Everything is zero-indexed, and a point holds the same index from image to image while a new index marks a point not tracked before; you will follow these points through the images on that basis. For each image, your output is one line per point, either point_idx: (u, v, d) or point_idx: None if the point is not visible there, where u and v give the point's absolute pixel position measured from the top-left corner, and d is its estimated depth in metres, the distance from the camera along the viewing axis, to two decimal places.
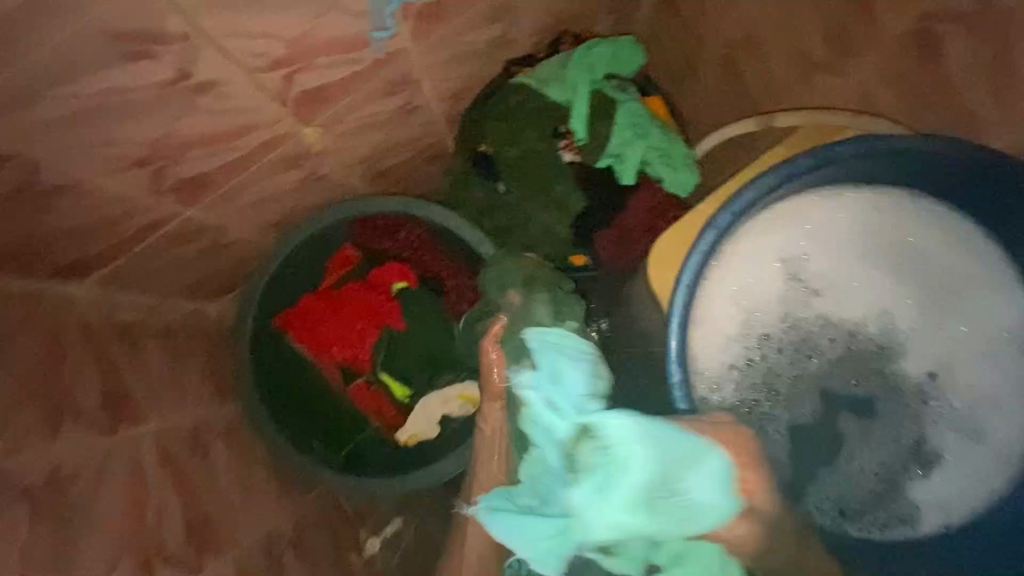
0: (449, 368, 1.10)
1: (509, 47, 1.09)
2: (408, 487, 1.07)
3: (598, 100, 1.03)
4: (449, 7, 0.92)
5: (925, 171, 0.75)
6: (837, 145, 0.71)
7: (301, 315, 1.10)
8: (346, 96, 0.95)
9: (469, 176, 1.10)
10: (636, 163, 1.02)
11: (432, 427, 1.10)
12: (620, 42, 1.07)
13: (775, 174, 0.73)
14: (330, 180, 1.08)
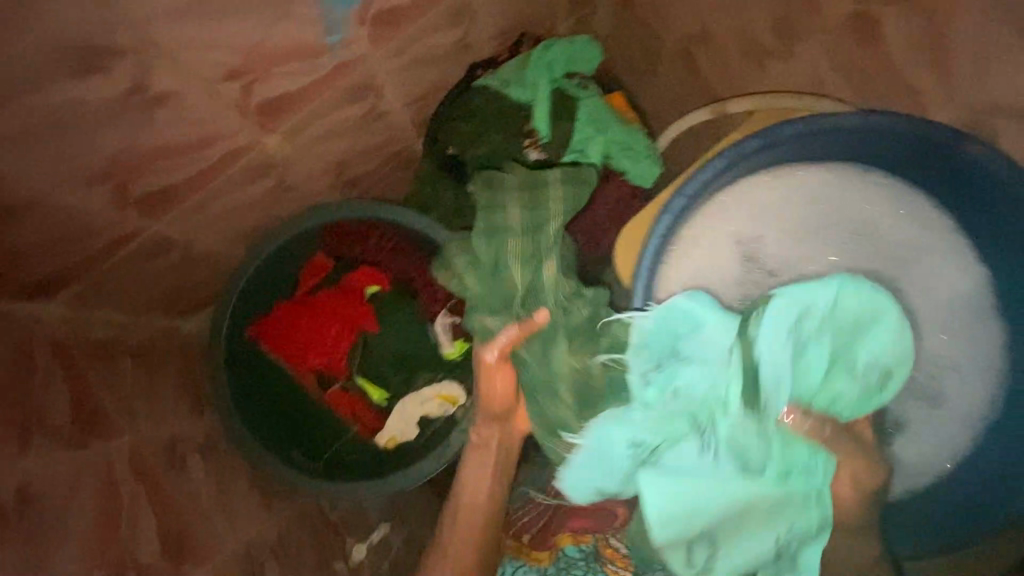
0: (425, 369, 1.11)
1: (469, 50, 1.08)
2: (386, 490, 1.05)
3: (558, 99, 1.04)
4: (404, 11, 0.92)
5: (873, 148, 0.73)
6: (783, 125, 0.70)
7: (276, 324, 1.11)
8: (310, 104, 0.94)
9: (438, 179, 1.10)
10: (599, 158, 1.01)
11: (411, 428, 1.10)
12: (576, 40, 1.07)
13: (725, 156, 0.71)
14: (298, 191, 1.09)
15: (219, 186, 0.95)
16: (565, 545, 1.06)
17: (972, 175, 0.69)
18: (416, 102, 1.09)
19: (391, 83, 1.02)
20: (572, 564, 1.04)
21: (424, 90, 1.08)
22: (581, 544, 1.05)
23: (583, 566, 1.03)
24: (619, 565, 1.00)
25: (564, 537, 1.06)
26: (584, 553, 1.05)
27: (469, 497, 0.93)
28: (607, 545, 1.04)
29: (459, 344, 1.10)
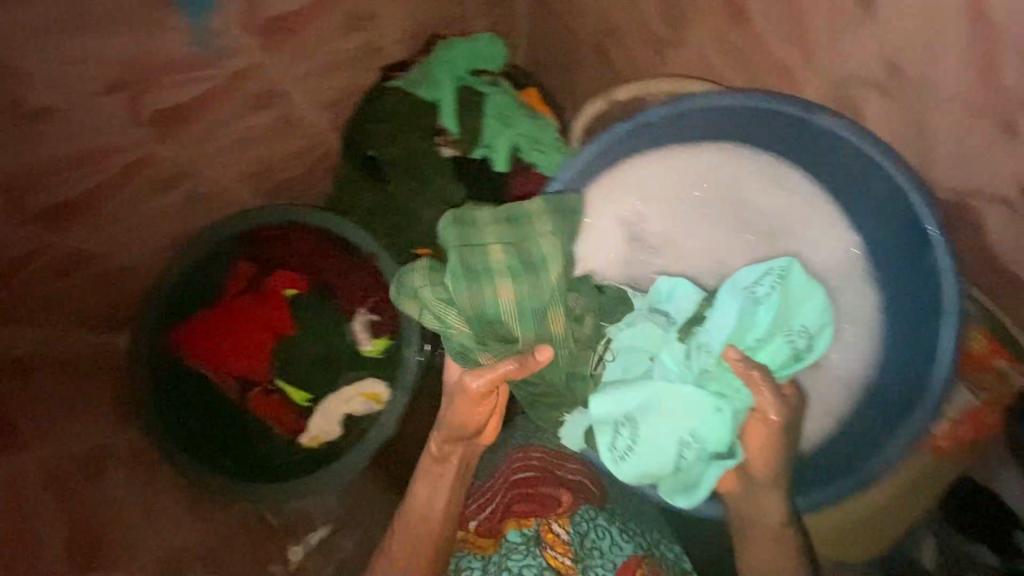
0: (348, 368, 1.13)
1: (380, 55, 1.10)
2: (315, 487, 1.08)
3: (466, 96, 1.06)
4: (298, 19, 0.96)
5: (740, 123, 0.82)
6: (647, 111, 0.80)
7: (195, 332, 1.10)
8: (210, 110, 0.98)
9: (358, 178, 1.11)
10: (509, 152, 1.04)
11: (332, 427, 1.11)
12: (480, 40, 1.10)
13: (601, 141, 0.83)
14: (216, 200, 1.10)
15: (120, 195, 0.98)
16: (509, 531, 0.94)
17: (827, 140, 0.78)
18: (334, 107, 1.12)
19: (300, 90, 1.05)
20: (511, 549, 0.91)
21: (341, 94, 1.10)
22: (524, 528, 0.94)
23: (523, 552, 0.91)
24: (558, 551, 0.91)
25: (510, 521, 0.95)
26: (526, 538, 0.93)
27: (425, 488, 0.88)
28: (548, 530, 0.94)
29: (378, 343, 1.13)
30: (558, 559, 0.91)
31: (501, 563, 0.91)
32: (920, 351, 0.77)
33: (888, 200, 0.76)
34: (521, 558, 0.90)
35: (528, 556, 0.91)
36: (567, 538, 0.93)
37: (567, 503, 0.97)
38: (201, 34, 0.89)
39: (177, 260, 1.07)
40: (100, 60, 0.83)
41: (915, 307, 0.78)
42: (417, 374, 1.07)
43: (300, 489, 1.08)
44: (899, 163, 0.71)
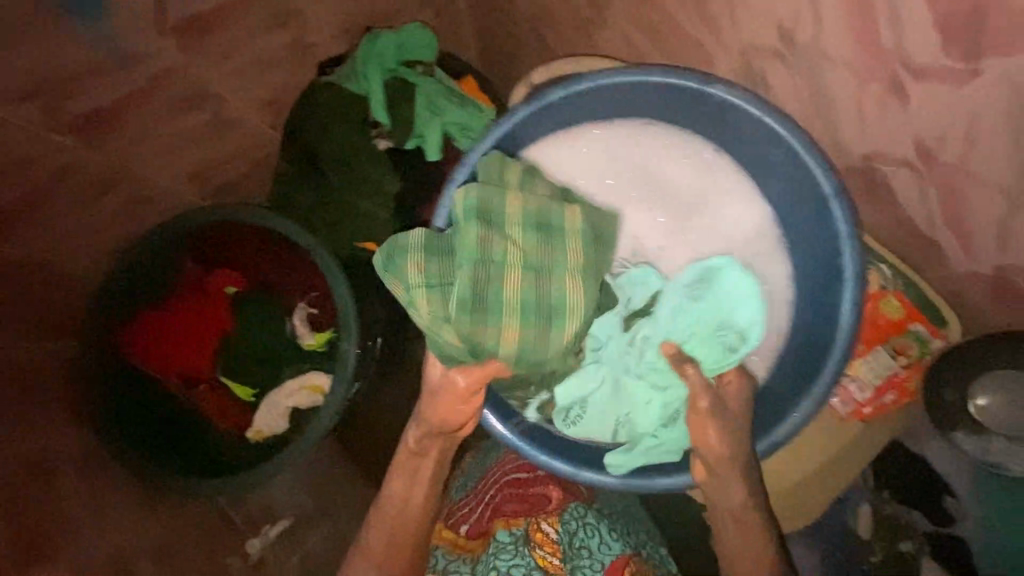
0: (287, 361, 1.23)
1: (313, 52, 1.15)
2: (274, 471, 1.15)
3: (395, 87, 1.15)
4: (210, 19, 1.01)
5: (635, 100, 0.97)
6: (547, 93, 0.94)
7: (142, 332, 1.19)
8: (139, 111, 1.05)
9: (297, 177, 1.18)
10: (439, 138, 1.14)
11: (277, 421, 1.21)
12: (406, 31, 1.17)
13: (506, 121, 0.95)
14: (164, 205, 1.18)
15: (66, 201, 1.07)
16: (498, 531, 0.95)
17: (710, 101, 0.92)
18: (266, 108, 1.16)
19: (230, 90, 1.10)
20: (500, 548, 0.93)
21: (272, 96, 1.15)
22: (512, 528, 0.95)
23: (512, 551, 0.93)
24: (547, 551, 0.93)
25: (499, 522, 0.96)
26: (514, 538, 0.94)
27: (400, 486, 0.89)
28: (538, 530, 0.95)
29: (319, 336, 1.23)
30: (547, 559, 0.92)
31: (488, 562, 0.93)
32: (834, 284, 0.88)
33: (766, 138, 0.90)
34: (510, 558, 0.92)
35: (516, 556, 0.92)
36: (556, 538, 0.94)
37: (558, 501, 0.99)
38: (104, 36, 0.95)
39: (115, 272, 1.13)
40: (9, 68, 0.90)
41: (826, 272, 0.90)
42: (355, 364, 1.13)
43: (257, 476, 1.15)
44: (770, 118, 0.86)
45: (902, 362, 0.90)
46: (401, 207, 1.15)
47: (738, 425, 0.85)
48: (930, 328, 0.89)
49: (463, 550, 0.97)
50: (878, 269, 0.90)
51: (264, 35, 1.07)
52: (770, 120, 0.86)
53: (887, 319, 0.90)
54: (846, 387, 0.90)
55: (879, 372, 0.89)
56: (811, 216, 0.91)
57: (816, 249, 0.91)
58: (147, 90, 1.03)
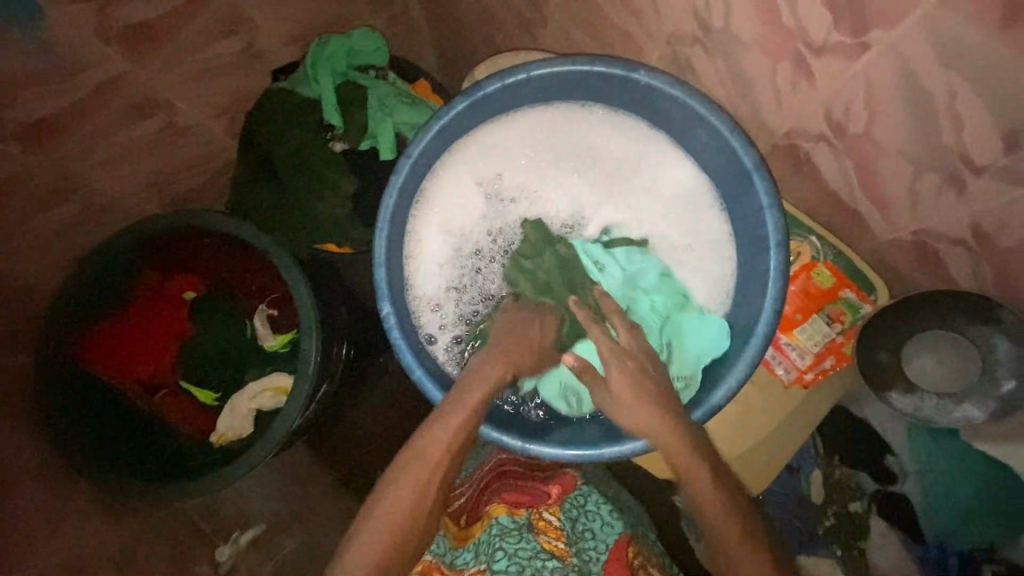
0: (254, 363, 1.04)
1: (267, 59, 1.08)
2: (242, 467, 0.94)
3: (346, 90, 1.04)
4: (160, 26, 0.92)
5: (579, 84, 0.79)
6: (483, 83, 0.76)
7: (95, 342, 1.00)
8: (91, 119, 0.95)
9: (254, 182, 1.06)
10: (392, 141, 1.02)
11: (243, 423, 1.01)
12: (357, 33, 1.07)
13: (437, 117, 0.77)
14: (110, 207, 1.05)
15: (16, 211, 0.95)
16: (499, 516, 0.79)
17: (637, 87, 0.75)
18: (226, 115, 1.09)
19: (183, 96, 1.02)
20: (504, 533, 0.76)
21: (231, 102, 1.08)
22: (516, 515, 0.79)
23: (518, 535, 0.76)
24: (552, 536, 0.77)
25: (496, 506, 0.80)
26: (519, 524, 0.78)
27: (423, 467, 0.63)
28: (540, 517, 0.79)
29: (281, 337, 1.04)
30: (554, 543, 0.76)
31: (492, 543, 0.75)
32: (758, 291, 0.72)
33: (688, 121, 0.75)
34: (518, 541, 0.75)
35: (521, 539, 0.75)
36: (560, 524, 0.79)
37: (557, 492, 0.83)
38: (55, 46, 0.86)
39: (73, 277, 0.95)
40: None
41: (750, 275, 0.76)
42: (319, 362, 0.96)
43: (237, 471, 0.94)
44: (711, 105, 0.70)
45: (837, 330, 0.80)
46: (360, 211, 1.03)
47: (779, 410, 0.84)
48: (860, 292, 0.78)
49: (463, 541, 0.79)
50: (805, 241, 0.81)
51: (219, 40, 1.00)
52: (703, 111, 0.71)
53: (817, 289, 0.81)
54: (785, 354, 0.82)
55: (817, 336, 0.81)
56: (738, 200, 0.75)
57: (744, 242, 0.77)
58: (98, 96, 0.93)
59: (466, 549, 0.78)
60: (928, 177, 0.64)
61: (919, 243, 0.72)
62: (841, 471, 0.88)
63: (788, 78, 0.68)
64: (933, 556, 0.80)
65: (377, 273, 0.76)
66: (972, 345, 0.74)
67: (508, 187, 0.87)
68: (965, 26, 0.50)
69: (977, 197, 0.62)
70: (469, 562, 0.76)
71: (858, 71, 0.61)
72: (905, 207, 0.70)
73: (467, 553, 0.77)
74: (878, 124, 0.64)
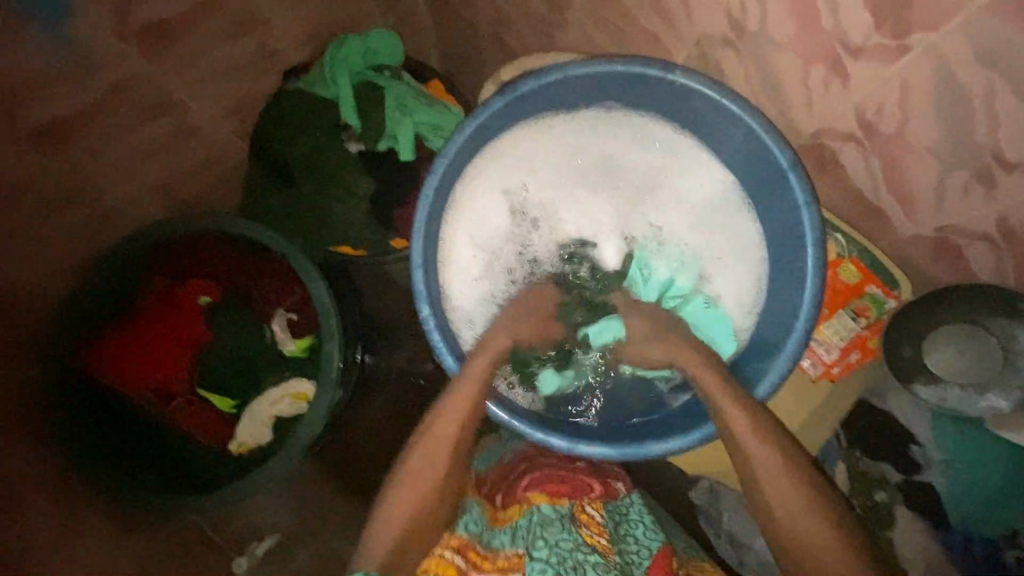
0: (272, 370, 1.02)
1: (278, 59, 1.06)
2: (264, 476, 0.92)
3: (363, 90, 1.02)
4: (176, 25, 0.92)
5: (613, 86, 0.80)
6: (519, 84, 0.76)
7: (105, 350, 0.96)
8: (104, 118, 0.93)
9: (266, 183, 1.03)
10: (411, 142, 1.01)
11: (262, 431, 0.99)
12: (373, 33, 1.06)
13: (473, 119, 0.76)
14: (119, 211, 1.02)
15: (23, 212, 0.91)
16: (540, 504, 0.77)
17: (673, 87, 0.76)
18: (236, 117, 1.07)
19: (195, 96, 1.00)
20: (546, 522, 0.75)
21: (241, 103, 1.05)
22: (557, 505, 0.77)
23: (560, 525, 0.75)
24: (594, 531, 0.76)
25: (537, 494, 0.78)
26: (561, 514, 0.76)
27: (420, 464, 0.71)
28: (582, 510, 0.79)
29: (300, 342, 1.01)
30: (595, 538, 0.75)
31: (533, 531, 0.74)
32: (795, 287, 0.74)
33: (722, 121, 0.76)
34: (560, 532, 0.74)
35: (563, 529, 0.74)
36: (602, 520, 0.78)
37: (600, 489, 0.82)
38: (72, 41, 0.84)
39: (87, 280, 0.94)
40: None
41: (785, 271, 0.78)
42: (341, 366, 0.94)
43: (260, 479, 0.93)
44: (748, 103, 0.71)
45: (861, 324, 0.83)
46: (376, 212, 1.01)
47: (805, 402, 0.86)
48: (884, 287, 0.81)
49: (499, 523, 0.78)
50: (831, 238, 0.82)
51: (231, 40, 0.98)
52: (738, 111, 0.72)
53: (843, 285, 0.83)
54: (813, 349, 0.84)
55: (843, 331, 0.83)
56: (771, 199, 0.77)
57: (778, 240, 0.78)
58: (114, 97, 0.92)
59: (503, 530, 0.77)
60: (958, 174, 0.66)
61: (942, 239, 0.74)
62: (863, 463, 0.89)
63: (822, 79, 0.69)
64: (958, 543, 0.82)
65: (416, 276, 0.75)
66: (991, 335, 0.76)
67: (533, 197, 0.90)
68: (1011, 27, 0.53)
69: (1006, 194, 0.64)
70: (507, 545, 0.75)
71: (894, 73, 0.63)
72: (931, 204, 0.72)
73: (503, 535, 0.76)
74: (911, 124, 0.66)
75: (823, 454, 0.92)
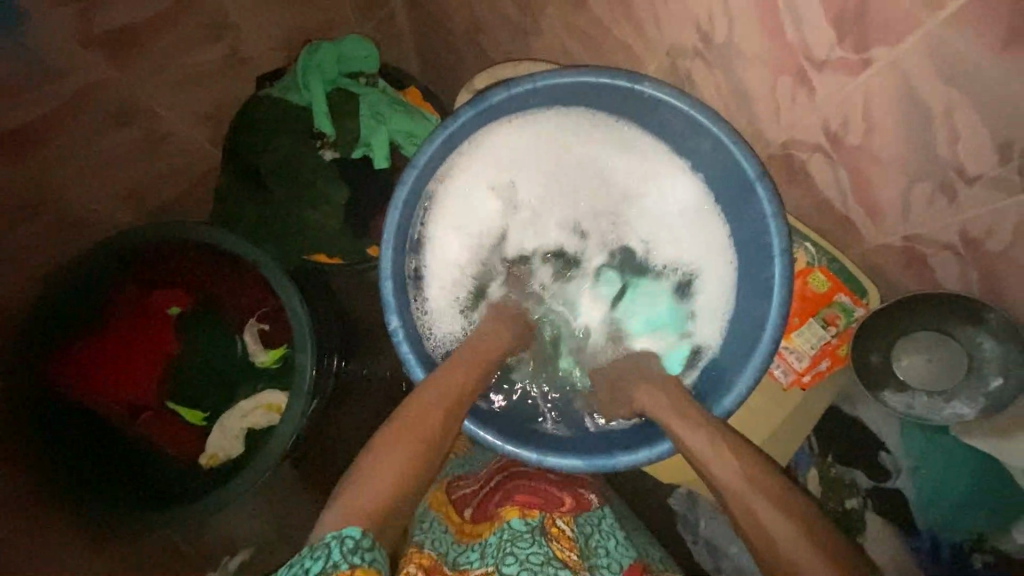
0: (244, 380, 1.02)
1: (250, 65, 1.05)
2: (233, 491, 0.90)
3: (337, 97, 1.02)
4: (143, 31, 0.90)
5: (585, 96, 0.80)
6: (489, 94, 0.76)
7: (74, 361, 0.95)
8: (70, 127, 0.91)
9: (237, 190, 1.02)
10: (385, 149, 1.00)
11: (232, 444, 0.99)
12: (346, 39, 1.05)
13: (443, 129, 0.77)
14: (88, 220, 1.01)
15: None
16: (511, 518, 0.77)
17: (644, 98, 0.77)
18: (208, 124, 1.06)
19: (165, 104, 0.99)
20: (516, 536, 0.75)
21: (214, 109, 1.05)
22: (529, 518, 0.78)
23: (530, 539, 0.75)
24: (566, 545, 0.76)
25: (510, 507, 0.79)
26: (531, 527, 0.76)
27: (405, 427, 0.66)
28: (553, 523, 0.79)
29: (273, 351, 1.01)
30: (567, 553, 0.75)
31: (503, 546, 0.74)
32: (762, 299, 0.75)
33: (690, 131, 0.77)
34: (528, 546, 0.74)
35: (534, 543, 0.74)
36: (573, 534, 0.79)
37: (572, 502, 0.84)
38: (33, 48, 0.82)
39: (57, 290, 0.92)
40: None
41: (751, 284, 0.79)
42: (314, 377, 0.92)
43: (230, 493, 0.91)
44: (712, 114, 0.72)
45: (832, 332, 0.83)
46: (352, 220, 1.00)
47: (775, 412, 0.86)
48: (853, 296, 0.81)
49: (469, 539, 0.78)
50: (801, 246, 0.82)
51: (201, 47, 0.97)
52: (706, 121, 0.72)
53: (812, 293, 0.83)
54: (784, 357, 0.84)
55: (813, 340, 0.83)
56: (740, 210, 0.78)
57: (747, 251, 0.79)
58: (78, 104, 0.90)
59: (471, 547, 0.77)
60: (922, 186, 0.67)
61: (908, 248, 0.75)
62: (836, 469, 0.90)
63: (788, 91, 0.70)
64: (926, 547, 0.84)
65: (384, 286, 0.76)
66: (958, 343, 0.78)
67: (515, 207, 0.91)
68: (968, 44, 0.53)
69: (969, 205, 0.65)
70: (474, 563, 0.74)
71: (859, 86, 0.63)
72: (896, 213, 0.72)
73: (472, 552, 0.76)
74: (875, 135, 0.67)
75: (795, 461, 0.92)
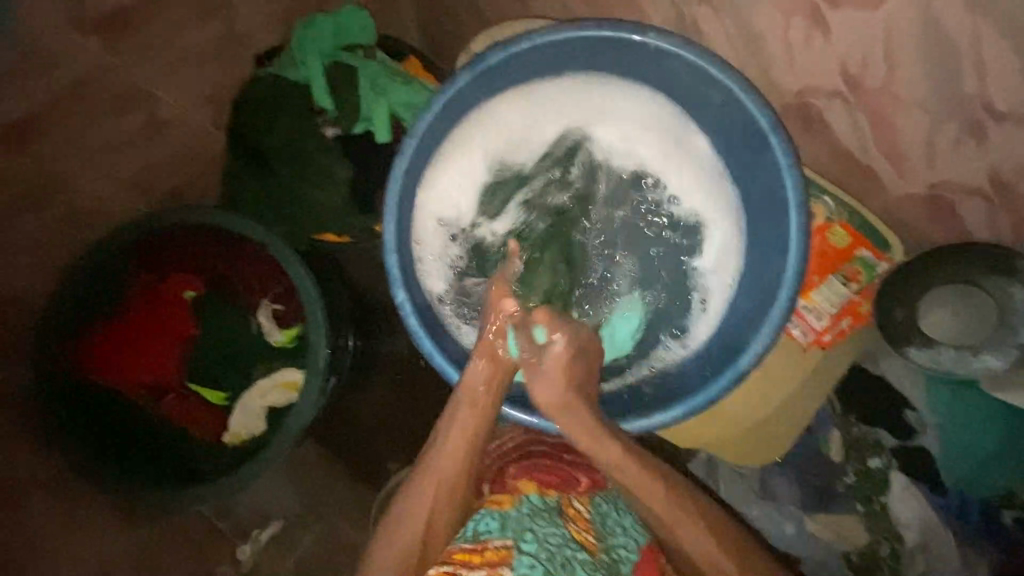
0: (262, 360, 1.04)
1: (247, 44, 1.06)
2: (258, 468, 0.93)
3: (336, 72, 0.99)
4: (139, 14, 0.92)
5: (587, 50, 0.77)
6: (487, 55, 0.75)
7: (99, 349, 1.00)
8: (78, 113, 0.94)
9: (241, 171, 1.02)
10: (387, 121, 0.98)
11: (254, 423, 1.01)
12: (343, 11, 1.02)
13: (441, 94, 0.76)
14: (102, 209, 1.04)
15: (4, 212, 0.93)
16: (529, 493, 0.75)
17: (649, 52, 0.74)
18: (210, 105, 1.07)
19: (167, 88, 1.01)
20: (536, 513, 0.72)
21: (214, 91, 1.05)
22: (547, 496, 0.75)
23: (548, 519, 0.71)
24: (581, 526, 0.73)
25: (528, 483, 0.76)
26: (549, 506, 0.74)
27: (425, 499, 0.70)
28: (569, 505, 0.75)
29: (287, 332, 1.03)
30: (582, 534, 0.72)
31: (523, 521, 0.70)
32: (778, 254, 0.74)
33: (696, 81, 0.74)
34: (548, 526, 0.70)
35: (551, 523, 0.71)
36: (589, 515, 0.75)
37: (588, 482, 0.79)
38: None
39: (75, 278, 0.95)
40: None
41: (765, 240, 0.77)
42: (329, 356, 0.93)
43: (260, 465, 0.93)
44: (722, 64, 0.69)
45: (853, 289, 0.80)
46: (358, 198, 0.99)
47: (795, 370, 0.84)
48: (875, 250, 0.78)
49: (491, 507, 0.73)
50: (820, 201, 0.79)
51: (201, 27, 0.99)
52: (715, 71, 0.70)
53: (833, 249, 0.80)
54: (803, 316, 0.81)
55: (835, 297, 0.80)
56: (752, 161, 0.76)
57: (759, 205, 0.77)
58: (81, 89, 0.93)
59: (492, 515, 0.72)
60: (948, 128, 0.64)
61: (935, 196, 0.71)
62: (860, 429, 0.87)
63: (802, 35, 0.66)
64: (955, 506, 0.82)
65: (390, 257, 0.77)
66: (988, 296, 0.73)
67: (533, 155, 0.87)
68: None
69: (998, 145, 0.61)
70: (495, 532, 0.70)
71: (876, 22, 0.60)
72: (920, 159, 0.68)
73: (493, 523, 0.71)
74: (898, 76, 0.63)
75: (817, 421, 0.89)
